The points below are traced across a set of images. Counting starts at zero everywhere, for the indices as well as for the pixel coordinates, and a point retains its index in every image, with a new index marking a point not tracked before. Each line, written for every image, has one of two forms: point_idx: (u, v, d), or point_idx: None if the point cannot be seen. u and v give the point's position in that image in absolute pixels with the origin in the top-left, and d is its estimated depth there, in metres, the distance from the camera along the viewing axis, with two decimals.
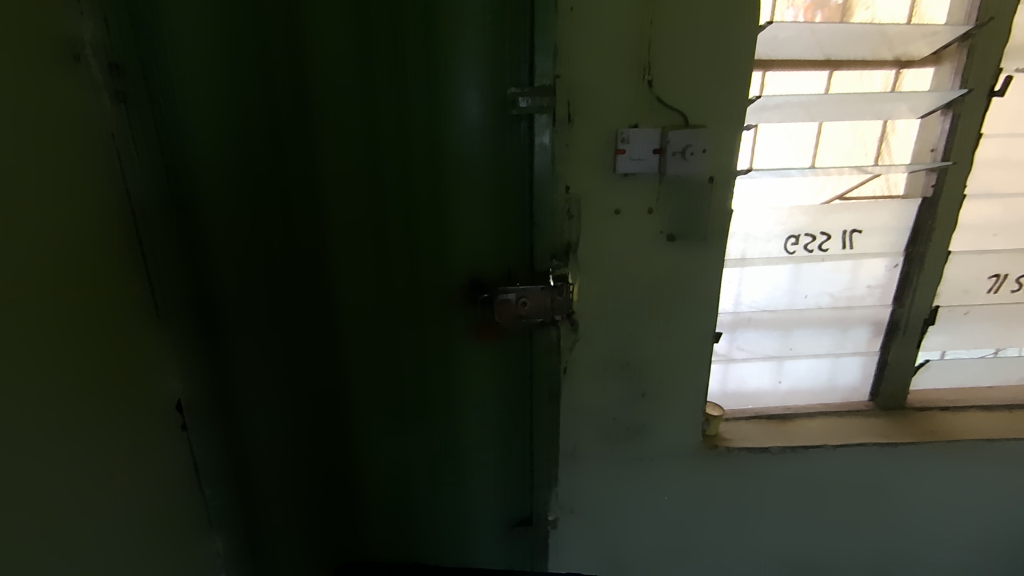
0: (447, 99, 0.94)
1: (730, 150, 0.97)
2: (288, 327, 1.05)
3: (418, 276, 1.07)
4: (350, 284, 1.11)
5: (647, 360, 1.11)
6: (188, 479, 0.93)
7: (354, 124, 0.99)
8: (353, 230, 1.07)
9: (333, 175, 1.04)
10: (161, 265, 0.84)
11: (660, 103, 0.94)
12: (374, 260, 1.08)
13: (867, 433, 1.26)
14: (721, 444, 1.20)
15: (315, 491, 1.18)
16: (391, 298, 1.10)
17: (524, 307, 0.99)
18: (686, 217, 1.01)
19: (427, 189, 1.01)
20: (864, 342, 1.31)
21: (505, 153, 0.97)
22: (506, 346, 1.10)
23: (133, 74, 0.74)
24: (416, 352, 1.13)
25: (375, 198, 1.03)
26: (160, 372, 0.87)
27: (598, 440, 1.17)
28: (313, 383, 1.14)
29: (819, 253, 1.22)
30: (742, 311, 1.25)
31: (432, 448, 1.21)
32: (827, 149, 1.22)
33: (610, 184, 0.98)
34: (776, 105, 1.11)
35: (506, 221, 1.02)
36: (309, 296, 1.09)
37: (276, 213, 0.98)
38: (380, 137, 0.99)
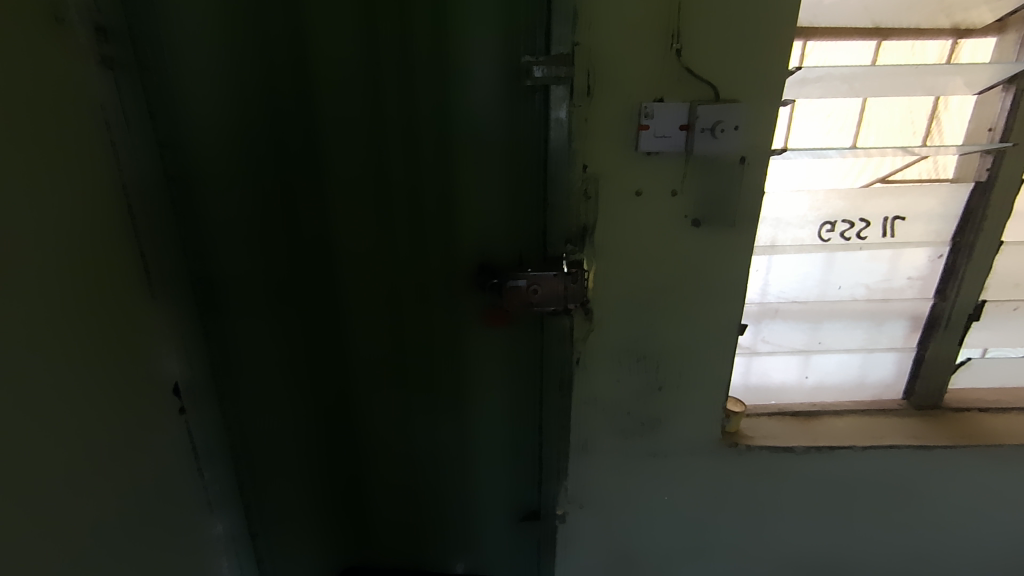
0: (457, 70, 0.88)
1: (767, 127, 0.88)
2: (295, 314, 1.03)
3: (425, 260, 1.02)
4: (355, 280, 1.05)
5: (665, 352, 1.05)
6: (189, 465, 0.90)
7: (362, 114, 0.92)
8: (360, 224, 1.00)
9: (338, 169, 0.97)
10: (156, 239, 0.80)
11: (689, 74, 0.85)
12: (381, 252, 1.02)
13: (900, 434, 1.19)
14: (741, 442, 1.14)
15: (324, 474, 1.19)
16: (399, 291, 1.05)
17: (535, 295, 0.93)
18: (713, 199, 0.93)
19: (436, 176, 0.95)
20: (900, 337, 1.23)
21: (519, 130, 0.90)
22: (516, 333, 1.04)
23: (122, 40, 0.71)
24: (424, 338, 1.08)
25: (383, 190, 0.97)
26: (159, 357, 0.83)
27: (611, 434, 1.11)
28: (320, 374, 1.12)
29: (856, 241, 1.13)
30: (769, 301, 1.18)
31: (439, 437, 1.17)
32: (871, 127, 1.12)
33: (630, 163, 0.90)
34: (817, 79, 1.02)
35: (519, 203, 0.95)
36: (317, 290, 1.05)
37: (279, 198, 0.94)
38: (387, 123, 0.92)
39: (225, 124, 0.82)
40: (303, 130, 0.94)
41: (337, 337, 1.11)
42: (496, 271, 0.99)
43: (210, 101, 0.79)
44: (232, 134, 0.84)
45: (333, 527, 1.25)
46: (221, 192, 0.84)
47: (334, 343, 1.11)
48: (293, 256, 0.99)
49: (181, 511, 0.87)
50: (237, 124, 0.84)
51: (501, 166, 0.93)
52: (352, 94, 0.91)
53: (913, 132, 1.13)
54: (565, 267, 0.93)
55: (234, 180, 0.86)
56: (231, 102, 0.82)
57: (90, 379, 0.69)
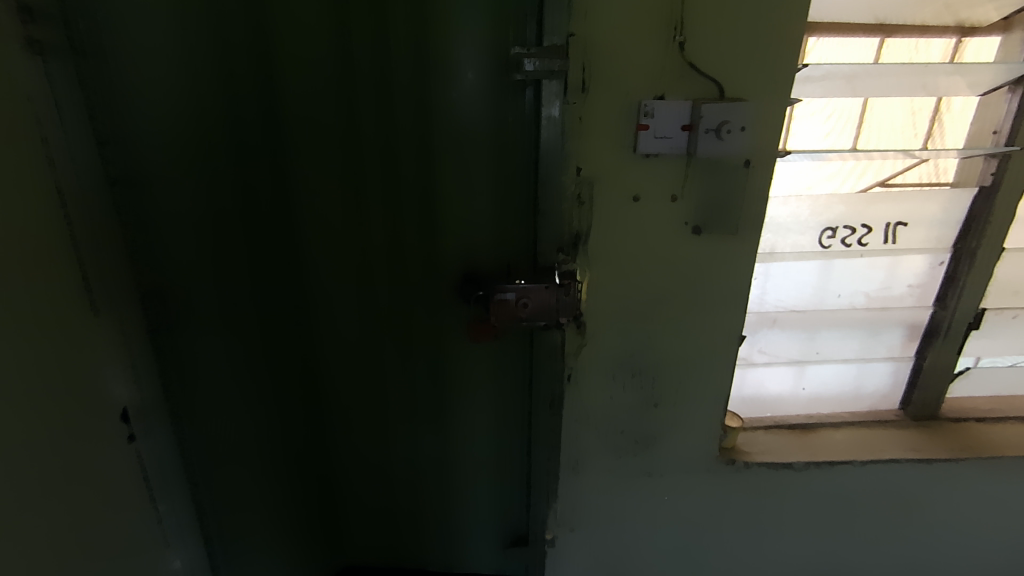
0: (437, 63, 0.80)
1: (773, 127, 0.82)
2: (261, 322, 0.93)
3: (402, 265, 0.95)
4: (325, 276, 0.99)
5: (662, 366, 0.99)
6: (144, 509, 0.76)
7: (334, 107, 0.86)
8: (331, 219, 0.95)
9: (308, 161, 0.91)
10: (96, 248, 0.66)
11: (692, 70, 0.78)
12: (355, 250, 0.96)
13: (900, 447, 1.15)
14: (739, 459, 1.08)
15: (297, 493, 1.09)
16: (375, 291, 0.98)
17: (524, 308, 0.85)
18: (715, 205, 0.86)
19: (415, 172, 0.88)
20: (898, 346, 1.19)
21: (506, 129, 0.82)
22: (503, 346, 0.97)
23: (53, 18, 0.58)
24: (401, 347, 1.02)
25: (356, 183, 0.91)
26: (108, 388, 0.70)
27: (603, 453, 1.05)
28: (286, 383, 1.03)
29: (857, 248, 1.08)
30: (767, 310, 1.12)
31: (418, 451, 1.10)
32: (871, 128, 1.07)
33: (629, 166, 0.83)
34: (820, 77, 0.96)
35: (505, 207, 0.87)
36: (283, 293, 0.96)
37: (240, 195, 0.84)
38: (361, 114, 0.86)
39: (180, 118, 0.72)
40: (268, 123, 0.87)
41: (303, 339, 1.04)
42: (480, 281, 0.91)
43: (161, 94, 0.69)
44: (187, 128, 0.73)
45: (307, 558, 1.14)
46: (175, 192, 0.73)
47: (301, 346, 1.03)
48: (257, 261, 0.90)
49: (139, 558, 0.75)
50: (192, 118, 0.74)
51: (486, 164, 0.85)
52: (324, 85, 0.85)
53: (914, 134, 1.08)
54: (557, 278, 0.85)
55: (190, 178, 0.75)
56: (184, 97, 0.72)
57: (43, 420, 0.59)
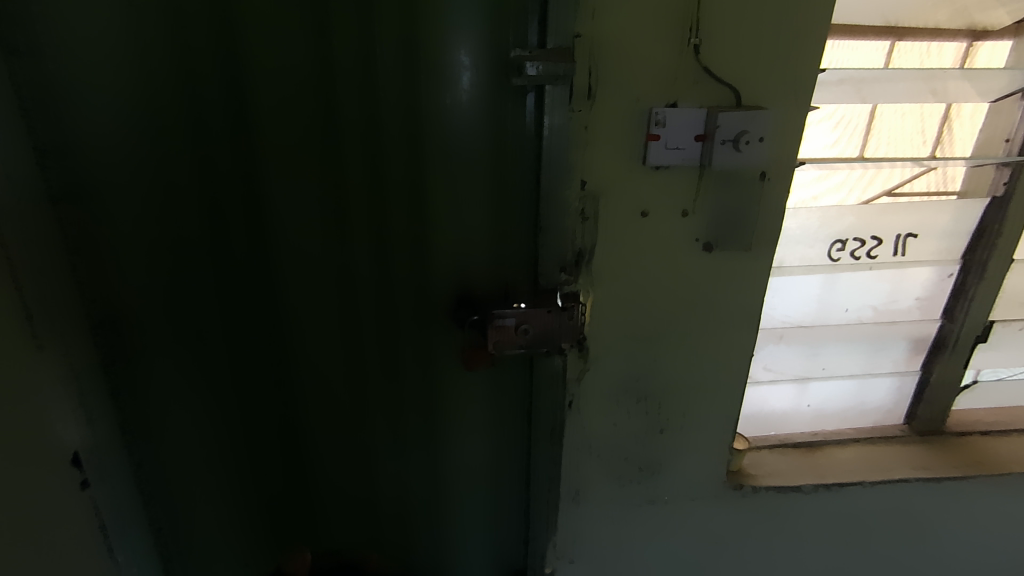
0: (429, 64, 0.66)
1: (791, 137, 0.76)
2: (228, 352, 0.81)
3: (388, 270, 0.78)
4: (302, 307, 0.80)
5: (669, 390, 0.92)
6: (95, 549, 0.71)
7: (309, 110, 0.69)
8: (306, 240, 0.76)
9: (272, 170, 0.72)
10: (37, 261, 0.61)
11: (708, 75, 0.72)
12: (336, 277, 0.79)
13: (907, 465, 1.11)
14: (746, 484, 1.03)
15: (273, 549, 0.95)
16: (363, 326, 0.82)
17: (524, 335, 0.78)
18: (727, 221, 0.80)
19: (405, 185, 0.73)
20: (903, 360, 1.15)
21: (510, 128, 0.72)
22: (500, 378, 0.86)
23: None
24: (386, 362, 0.84)
25: (338, 197, 0.74)
26: (58, 419, 0.64)
27: (605, 482, 0.98)
28: (258, 401, 0.86)
29: (866, 260, 1.04)
30: (773, 326, 1.07)
31: (408, 483, 0.92)
32: (880, 135, 1.03)
33: (638, 178, 0.76)
34: (835, 82, 0.90)
35: (504, 215, 0.76)
36: (252, 323, 0.81)
37: (203, 210, 0.72)
38: (340, 117, 0.70)
39: (127, 122, 0.64)
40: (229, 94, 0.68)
41: (274, 380, 0.85)
42: (475, 304, 0.80)
43: (110, 101, 0.63)
44: (141, 138, 0.66)
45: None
46: (123, 212, 0.68)
47: (274, 384, 0.86)
48: (221, 259, 0.75)
49: None
50: (146, 127, 0.66)
51: (488, 177, 0.73)
52: (293, 84, 0.68)
53: (923, 142, 1.04)
54: (559, 301, 0.78)
55: (143, 193, 0.68)
56: (134, 90, 0.64)
57: None
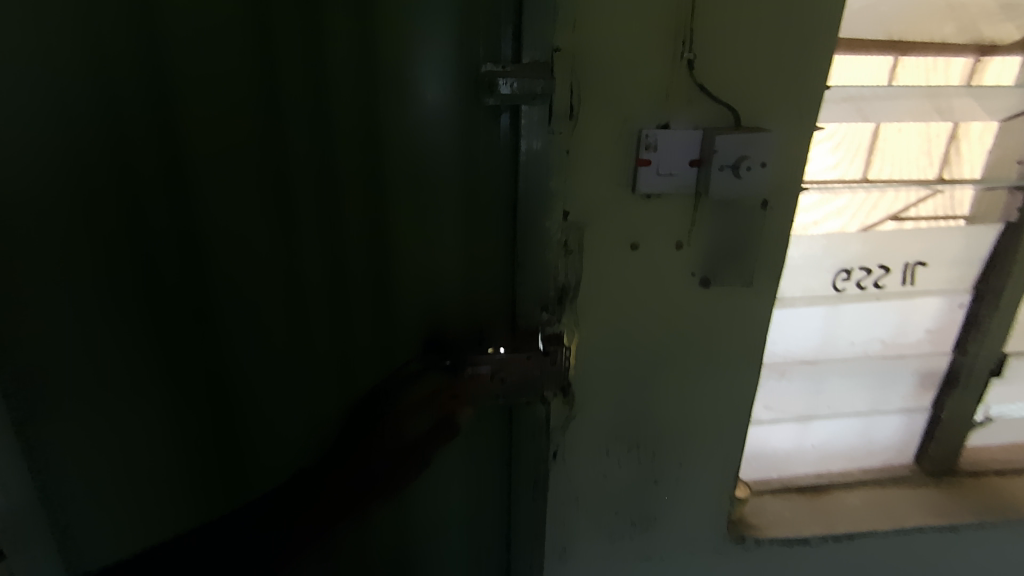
0: (392, 85, 0.59)
1: (794, 163, 0.69)
2: (161, 399, 0.65)
3: (345, 262, 0.64)
4: (243, 339, 0.65)
5: (665, 437, 0.84)
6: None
7: (252, 118, 0.57)
8: (249, 257, 0.61)
9: (207, 177, 0.58)
10: None
11: (702, 95, 0.64)
12: (286, 302, 0.64)
13: (919, 510, 1.04)
14: (748, 536, 0.95)
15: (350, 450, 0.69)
16: (318, 361, 0.68)
17: (500, 385, 0.70)
18: (724, 254, 0.73)
19: (364, 202, 0.62)
20: (912, 397, 1.08)
21: (479, 146, 0.63)
22: (475, 429, 0.76)
23: None
24: (343, 384, 0.69)
25: (289, 205, 0.60)
26: None
27: (596, 537, 0.89)
28: (199, 423, 0.67)
29: (873, 290, 0.96)
30: (775, 361, 0.98)
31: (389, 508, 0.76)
32: (883, 156, 0.94)
33: (626, 207, 0.68)
34: (837, 99, 0.83)
35: (476, 230, 0.66)
36: (189, 360, 0.64)
37: (127, 225, 0.57)
38: (289, 123, 0.58)
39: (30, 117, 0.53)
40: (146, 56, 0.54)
41: (218, 433, 0.68)
42: (446, 346, 0.71)
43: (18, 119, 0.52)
44: (50, 149, 0.54)
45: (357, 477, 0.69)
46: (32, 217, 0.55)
47: (218, 436, 0.68)
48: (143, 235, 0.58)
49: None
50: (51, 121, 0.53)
51: (459, 194, 0.64)
52: (232, 89, 0.56)
53: (929, 163, 0.96)
54: (539, 343, 0.71)
55: (57, 210, 0.56)
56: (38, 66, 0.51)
57: None
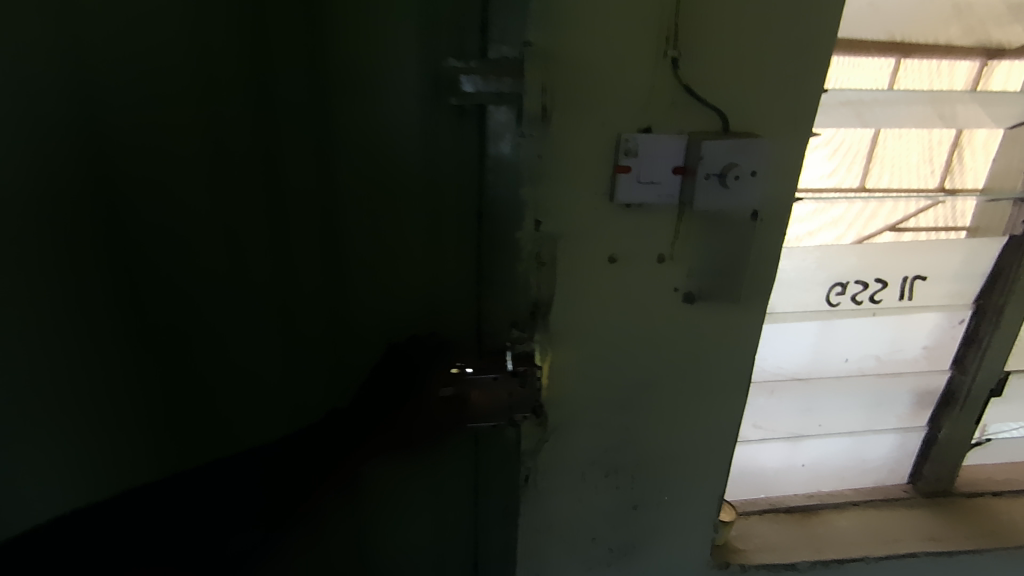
0: (340, 85, 0.55)
1: (786, 172, 0.64)
2: (79, 435, 0.56)
3: (297, 254, 0.60)
4: (182, 353, 0.60)
5: (646, 461, 0.78)
6: None
7: (189, 114, 0.52)
8: (190, 263, 0.56)
9: (135, 179, 0.52)
10: None
11: (688, 97, 0.59)
12: (231, 313, 0.60)
13: (914, 534, 0.99)
14: (734, 562, 0.90)
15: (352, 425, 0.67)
16: (267, 364, 0.63)
17: (469, 407, 0.65)
18: (711, 268, 0.67)
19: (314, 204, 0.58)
20: (908, 415, 1.03)
21: (444, 145, 0.57)
22: (440, 453, 0.72)
23: None
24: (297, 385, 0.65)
25: (232, 202, 0.56)
26: None
27: (572, 565, 0.84)
28: (124, 434, 0.58)
29: (869, 305, 0.91)
30: (765, 378, 0.94)
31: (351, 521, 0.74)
32: (882, 164, 0.88)
33: (604, 218, 0.63)
34: (835, 104, 0.78)
35: (442, 234, 0.60)
36: (118, 381, 0.57)
37: (28, 208, 0.48)
38: (229, 121, 0.53)
39: None
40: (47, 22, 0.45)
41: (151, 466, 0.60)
42: (417, 357, 0.66)
43: None
44: None
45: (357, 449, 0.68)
46: None
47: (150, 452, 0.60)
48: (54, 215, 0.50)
49: None
50: None
51: (420, 200, 0.59)
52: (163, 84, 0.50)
53: (930, 172, 0.90)
54: (507, 363, 0.65)
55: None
56: None
57: None
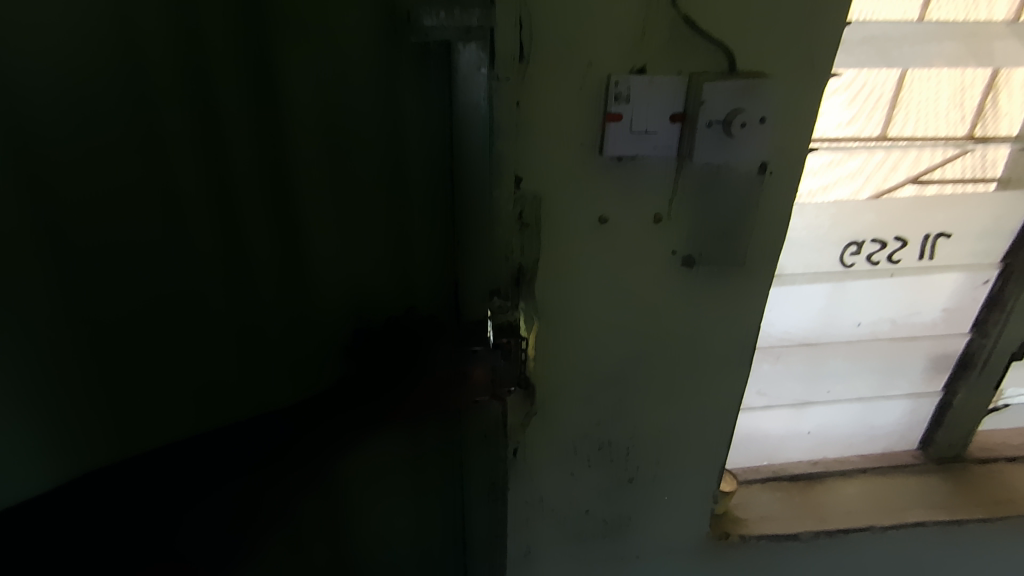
0: (281, 36, 0.49)
1: (803, 119, 0.56)
2: (45, 433, 0.56)
3: (248, 225, 0.56)
4: (133, 356, 0.57)
5: (641, 434, 0.74)
6: None
7: (101, 62, 0.47)
8: (131, 263, 0.54)
9: (59, 175, 0.49)
10: None
11: (689, 31, 0.51)
12: (178, 309, 0.57)
13: (921, 502, 0.96)
14: (734, 533, 0.87)
15: (336, 405, 0.63)
16: (217, 338, 0.60)
17: (462, 381, 0.61)
18: (713, 228, 0.61)
19: (262, 188, 0.55)
20: (922, 381, 0.98)
21: (399, 95, 0.53)
22: (420, 427, 0.70)
23: None
24: (251, 364, 0.62)
25: (165, 166, 0.51)
26: None
27: (565, 538, 0.81)
28: (74, 413, 0.57)
29: (885, 266, 0.84)
30: (771, 344, 0.88)
31: (333, 505, 0.72)
32: (908, 109, 0.78)
33: (594, 174, 0.56)
34: (857, 41, 0.70)
35: (400, 193, 0.57)
36: (71, 390, 0.56)
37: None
38: (161, 105, 0.49)
39: None
40: None
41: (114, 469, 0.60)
42: (400, 327, 0.63)
43: None
44: None
45: (342, 429, 0.65)
46: None
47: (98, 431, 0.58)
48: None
49: None
50: None
51: (376, 172, 0.56)
52: (79, 66, 0.46)
53: (961, 118, 0.80)
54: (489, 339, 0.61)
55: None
56: None
57: None
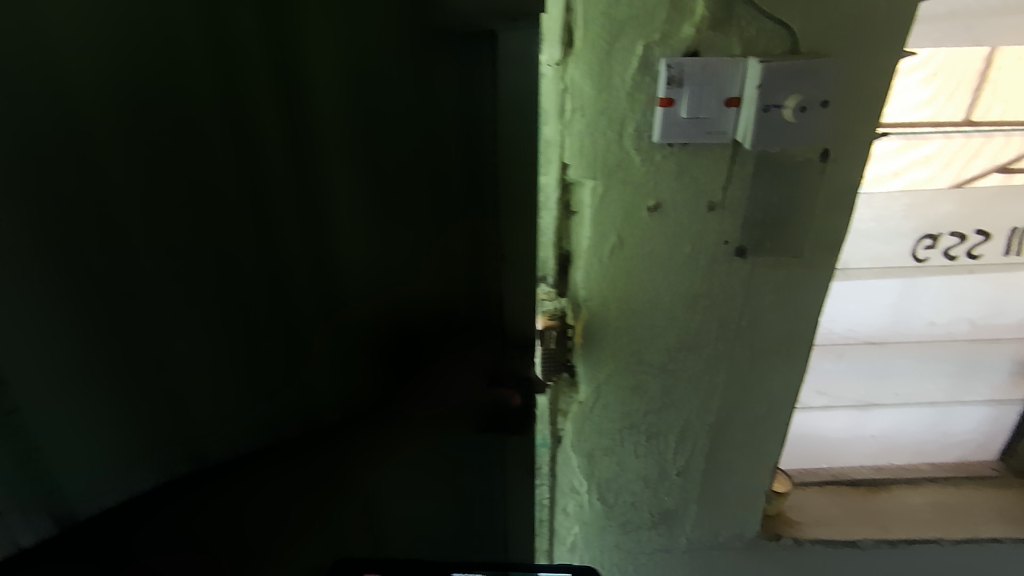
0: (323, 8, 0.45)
1: (871, 98, 0.53)
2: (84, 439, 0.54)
3: (279, 227, 0.52)
4: (157, 369, 0.54)
5: (688, 427, 0.73)
6: None
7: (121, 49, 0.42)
8: (153, 266, 0.50)
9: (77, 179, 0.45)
10: None
11: (749, 10, 0.49)
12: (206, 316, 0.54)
13: (999, 518, 0.89)
14: (785, 535, 0.85)
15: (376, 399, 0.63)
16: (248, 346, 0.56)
17: (503, 367, 0.63)
18: (773, 215, 0.58)
19: (293, 184, 0.50)
20: (1005, 387, 0.90)
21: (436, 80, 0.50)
22: (460, 433, 0.67)
23: None
24: (283, 372, 0.59)
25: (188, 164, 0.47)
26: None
27: (609, 528, 0.81)
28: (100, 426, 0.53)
29: (963, 261, 0.79)
30: (834, 340, 0.84)
31: (368, 512, 0.71)
32: (995, 90, 0.71)
33: (645, 159, 0.55)
34: (943, 15, 0.64)
35: (439, 185, 0.54)
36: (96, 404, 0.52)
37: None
38: (176, 92, 0.45)
39: None
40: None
41: (142, 481, 0.57)
42: (440, 328, 0.61)
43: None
44: None
45: (381, 424, 0.65)
46: None
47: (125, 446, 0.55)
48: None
49: None
50: None
51: (406, 161, 0.52)
52: (92, 45, 0.42)
53: None
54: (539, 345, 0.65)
55: None
56: None
57: None
